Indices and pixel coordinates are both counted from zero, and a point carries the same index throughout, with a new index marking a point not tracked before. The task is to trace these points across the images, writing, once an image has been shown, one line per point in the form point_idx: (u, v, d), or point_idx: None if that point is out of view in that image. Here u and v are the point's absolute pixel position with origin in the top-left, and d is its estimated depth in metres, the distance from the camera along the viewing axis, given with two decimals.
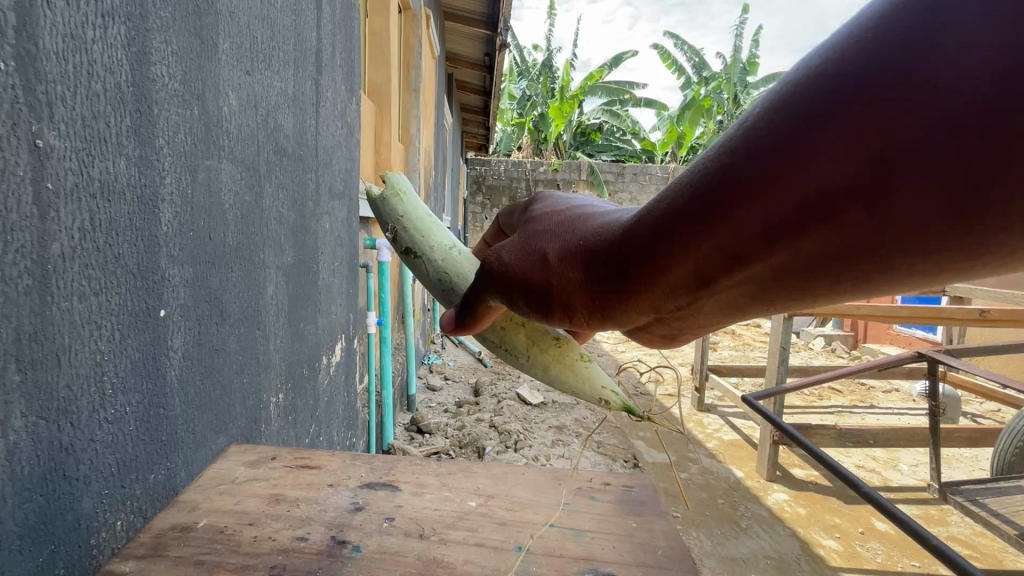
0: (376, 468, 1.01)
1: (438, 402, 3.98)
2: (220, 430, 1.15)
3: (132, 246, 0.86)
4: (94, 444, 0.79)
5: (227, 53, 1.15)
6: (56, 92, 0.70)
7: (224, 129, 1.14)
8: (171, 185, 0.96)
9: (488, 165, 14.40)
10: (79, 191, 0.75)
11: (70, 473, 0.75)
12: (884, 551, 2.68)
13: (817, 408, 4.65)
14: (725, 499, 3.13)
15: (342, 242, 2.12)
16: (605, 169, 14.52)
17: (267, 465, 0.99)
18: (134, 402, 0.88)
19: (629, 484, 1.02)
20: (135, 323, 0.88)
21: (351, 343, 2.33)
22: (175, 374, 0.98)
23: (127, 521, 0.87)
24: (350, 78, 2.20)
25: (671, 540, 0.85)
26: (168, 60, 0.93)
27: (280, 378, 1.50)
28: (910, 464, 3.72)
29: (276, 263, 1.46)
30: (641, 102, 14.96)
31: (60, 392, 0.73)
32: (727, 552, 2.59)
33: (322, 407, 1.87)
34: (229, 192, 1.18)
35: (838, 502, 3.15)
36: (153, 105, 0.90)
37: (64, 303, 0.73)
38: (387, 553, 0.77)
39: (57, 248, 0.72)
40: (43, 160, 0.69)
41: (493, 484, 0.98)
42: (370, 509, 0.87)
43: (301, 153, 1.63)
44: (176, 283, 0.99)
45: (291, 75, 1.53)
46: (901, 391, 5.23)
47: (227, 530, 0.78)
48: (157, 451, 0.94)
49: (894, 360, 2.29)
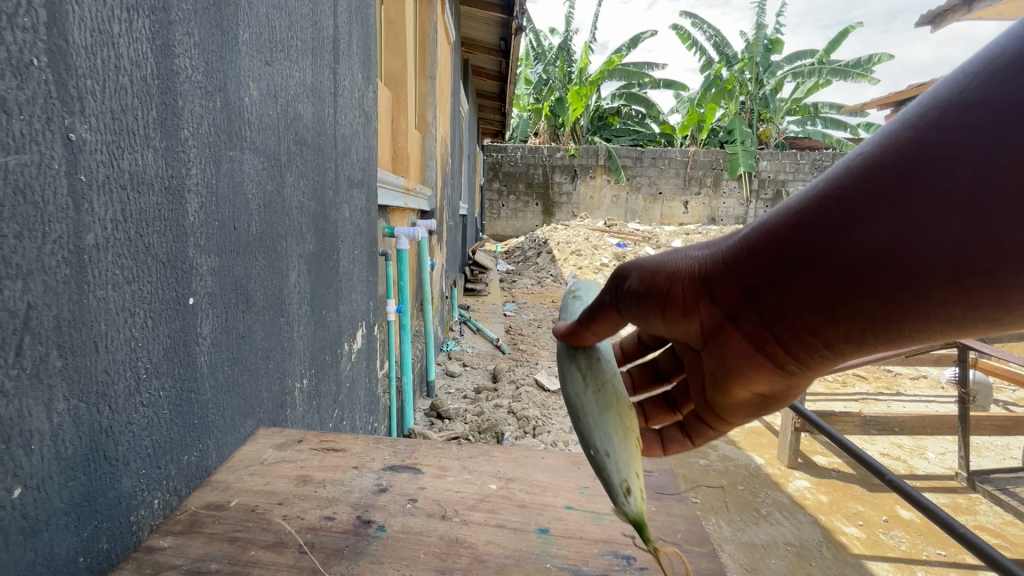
0: (399, 451, 1.03)
1: (456, 388, 4.02)
2: (248, 414, 1.19)
3: (161, 236, 0.89)
4: (131, 426, 0.83)
5: (247, 43, 1.16)
6: (86, 86, 0.72)
7: (246, 120, 1.16)
8: (197, 176, 0.98)
9: (504, 151, 14.30)
10: (110, 183, 0.77)
11: (110, 454, 0.79)
12: (909, 539, 2.65)
13: (840, 395, 4.57)
14: (745, 485, 3.11)
15: (362, 230, 2.15)
16: (623, 154, 14.32)
17: (295, 448, 1.02)
18: (167, 386, 0.91)
19: (649, 469, 1.03)
20: (166, 310, 0.90)
21: (372, 330, 2.37)
22: (204, 359, 1.02)
23: (164, 499, 0.91)
24: (367, 67, 2.20)
25: (690, 524, 0.86)
26: (190, 52, 0.95)
27: (304, 363, 1.53)
28: (937, 452, 3.64)
29: (298, 252, 1.49)
30: (660, 85, 14.65)
31: (98, 377, 0.76)
32: (747, 538, 2.59)
33: (344, 392, 1.91)
34: (251, 182, 1.20)
35: (861, 490, 3.11)
36: (178, 97, 0.92)
37: (99, 292, 0.76)
38: (411, 533, 0.79)
39: (92, 238, 0.74)
40: (76, 153, 0.71)
41: (513, 467, 1.00)
42: (394, 490, 0.89)
43: (320, 143, 1.65)
44: (203, 271, 1.01)
45: (309, 64, 1.54)
46: (929, 377, 5.11)
47: (258, 509, 0.81)
48: (190, 433, 0.97)
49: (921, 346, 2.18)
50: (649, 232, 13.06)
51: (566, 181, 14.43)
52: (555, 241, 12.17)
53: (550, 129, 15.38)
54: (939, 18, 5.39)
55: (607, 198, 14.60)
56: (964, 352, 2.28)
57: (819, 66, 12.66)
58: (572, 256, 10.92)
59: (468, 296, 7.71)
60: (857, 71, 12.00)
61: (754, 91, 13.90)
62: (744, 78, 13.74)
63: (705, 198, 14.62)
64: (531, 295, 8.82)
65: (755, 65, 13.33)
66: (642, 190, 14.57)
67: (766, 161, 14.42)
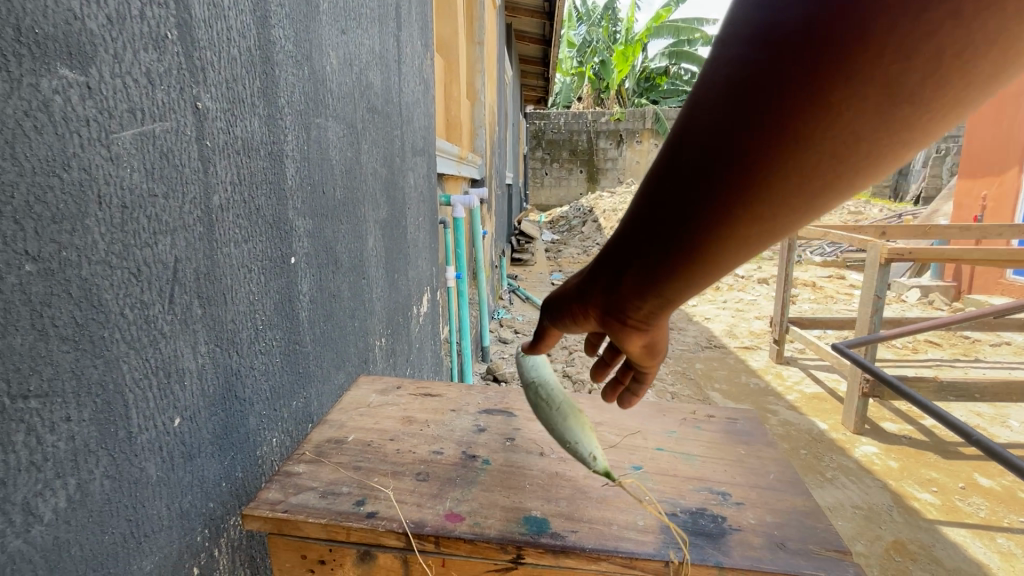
0: (490, 396, 1.09)
1: (511, 353, 4.12)
2: (341, 367, 1.28)
3: (267, 199, 0.96)
4: (253, 371, 0.92)
5: (327, 12, 1.20)
6: (207, 57, 0.78)
7: (328, 88, 1.21)
8: (292, 142, 1.05)
9: (547, 118, 14.03)
10: (228, 149, 0.84)
11: (240, 394, 0.88)
12: (988, 506, 2.54)
13: (911, 361, 4.35)
14: (808, 449, 3.06)
15: (424, 197, 2.20)
16: (671, 116, 13.73)
17: (395, 393, 1.10)
18: (278, 337, 1.00)
19: (734, 417, 1.04)
20: (274, 268, 0.98)
21: (435, 294, 2.45)
22: (305, 315, 1.10)
23: (281, 438, 1.01)
24: (425, 33, 2.22)
25: (782, 466, 0.87)
26: (283, 22, 1.00)
27: (382, 323, 1.62)
28: (1022, 420, 3.43)
29: (374, 217, 1.55)
30: (711, 40, 13.82)
31: (228, 324, 0.85)
32: (813, 501, 2.56)
33: (414, 352, 2.01)
34: (335, 149, 1.26)
35: (935, 457, 2.98)
36: (274, 67, 0.97)
37: (225, 249, 0.84)
38: (513, 466, 0.85)
39: (217, 200, 0.82)
40: (202, 120, 0.77)
41: (599, 412, 1.03)
42: (491, 430, 0.95)
43: (388, 111, 1.70)
44: (301, 233, 1.09)
45: (377, 32, 1.57)
46: (1013, 343, 4.76)
47: (373, 443, 0.89)
48: (296, 381, 1.07)
49: (1005, 311, 2.07)
50: None
51: (611, 146, 14.06)
52: (600, 209, 11.96)
53: (595, 93, 14.92)
54: None
55: None
56: None
57: None
58: (619, 224, 10.74)
59: (516, 266, 7.77)
60: None
61: None
62: None
63: None
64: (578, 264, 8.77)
65: None
66: None
67: None
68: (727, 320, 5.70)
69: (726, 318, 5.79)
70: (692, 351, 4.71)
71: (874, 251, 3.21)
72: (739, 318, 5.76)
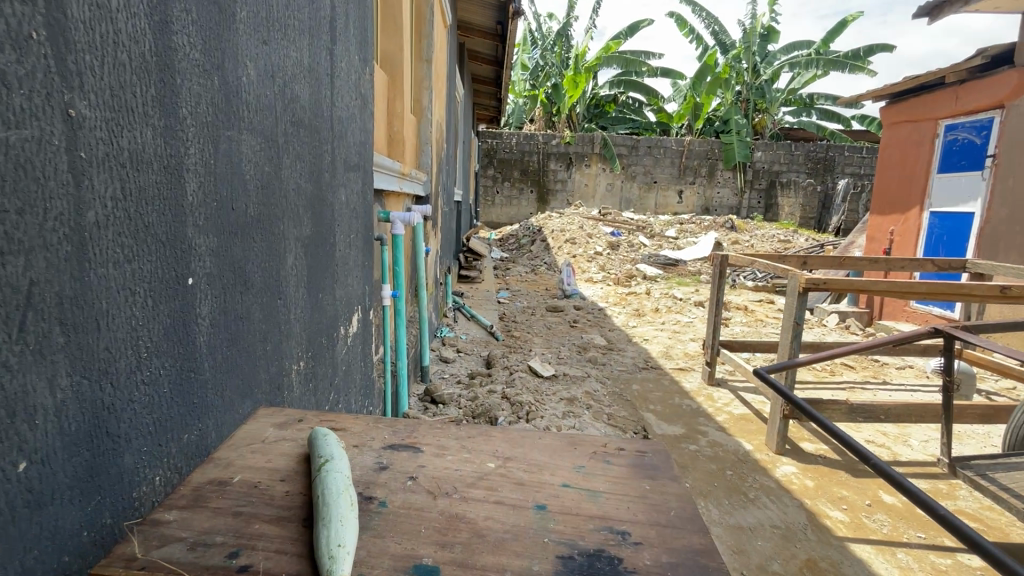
0: (398, 431, 1.10)
1: (450, 373, 4.06)
2: (248, 395, 1.19)
3: (161, 215, 0.88)
4: (132, 404, 0.83)
5: (244, 22, 1.15)
6: (84, 61, 0.72)
7: (244, 99, 1.15)
8: (195, 155, 0.98)
9: (499, 138, 14.23)
10: (109, 161, 0.77)
11: (112, 430, 0.79)
12: (891, 522, 2.72)
13: (828, 383, 4.65)
14: (733, 470, 3.18)
15: (358, 215, 2.14)
16: (619, 142, 14.28)
17: (295, 427, 1.13)
18: (167, 365, 0.91)
19: (643, 450, 1.07)
20: (165, 290, 0.90)
21: (368, 314, 2.38)
22: (203, 340, 1.02)
23: (165, 477, 0.91)
24: (364, 49, 2.18)
25: (683, 502, 0.88)
26: (188, 29, 0.94)
27: (301, 346, 1.54)
28: (921, 439, 3.73)
29: (295, 235, 1.48)
30: (657, 73, 14.56)
31: (100, 353, 0.76)
32: (734, 521, 2.66)
33: (340, 375, 1.92)
34: (249, 163, 1.20)
35: (846, 475, 3.18)
36: (176, 75, 0.91)
37: (100, 269, 0.76)
38: (411, 508, 0.84)
39: (93, 216, 0.74)
40: (75, 129, 0.71)
41: (510, 447, 1.04)
42: (394, 468, 0.95)
43: (317, 125, 1.64)
44: (202, 252, 1.01)
45: (307, 45, 1.52)
46: (915, 367, 5.21)
47: (259, 485, 0.90)
48: (190, 413, 0.98)
49: (912, 334, 2.16)
50: (644, 221, 13.07)
51: (561, 168, 14.40)
52: (549, 229, 12.15)
53: (546, 116, 15.28)
54: (937, 9, 5.38)
55: (602, 187, 14.59)
56: (947, 341, 2.31)
57: (815, 57, 12.63)
58: (567, 244, 10.97)
59: (462, 283, 7.72)
60: (854, 61, 11.97)
61: (750, 80, 13.86)
62: (741, 67, 13.69)
63: (699, 187, 14.63)
64: (525, 283, 8.83)
65: (752, 54, 13.27)
66: (637, 179, 14.55)
67: (761, 151, 14.42)
68: (664, 342, 5.89)
69: (664, 339, 5.99)
70: (630, 372, 4.83)
71: (794, 280, 3.42)
72: (676, 340, 5.97)
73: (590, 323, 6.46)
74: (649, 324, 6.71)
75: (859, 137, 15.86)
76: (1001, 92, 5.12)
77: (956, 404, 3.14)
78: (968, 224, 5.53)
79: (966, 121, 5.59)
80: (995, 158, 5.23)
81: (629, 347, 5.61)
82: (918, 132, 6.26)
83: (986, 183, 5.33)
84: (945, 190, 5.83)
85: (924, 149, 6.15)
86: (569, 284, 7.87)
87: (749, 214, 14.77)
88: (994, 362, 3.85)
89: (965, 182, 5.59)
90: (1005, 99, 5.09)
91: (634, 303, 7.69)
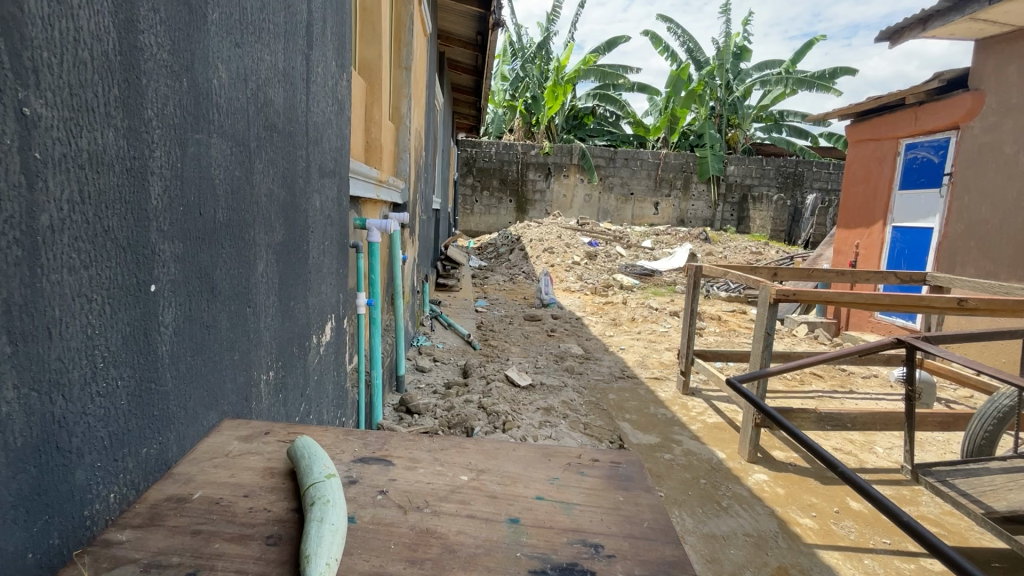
0: (369, 443, 1.08)
1: (426, 382, 4.00)
2: (212, 406, 1.15)
3: (122, 220, 0.85)
4: (86, 417, 0.79)
5: (216, 23, 1.12)
6: (41, 58, 0.70)
7: (214, 102, 1.12)
8: (161, 158, 0.95)
9: (478, 147, 14.28)
10: (67, 162, 0.74)
11: (63, 445, 0.75)
12: (858, 528, 2.79)
13: (798, 392, 4.77)
14: (707, 478, 3.21)
15: (332, 221, 2.10)
16: (597, 154, 14.49)
17: (260, 440, 1.10)
18: (126, 376, 0.87)
19: (617, 460, 1.07)
20: (126, 298, 0.87)
21: (341, 323, 2.33)
22: (166, 349, 0.98)
23: (121, 494, 0.87)
24: (341, 54, 2.16)
25: (656, 513, 0.88)
26: (156, 29, 0.91)
27: (271, 355, 1.50)
28: (885, 446, 3.84)
29: (266, 241, 1.44)
30: (634, 86, 14.85)
31: (51, 363, 0.73)
32: (708, 529, 2.69)
33: (312, 386, 1.87)
34: (219, 167, 1.17)
35: (815, 483, 3.25)
36: (142, 75, 0.88)
37: (54, 276, 0.73)
38: (380, 524, 0.82)
39: (46, 219, 0.71)
40: (30, 128, 0.68)
41: (484, 459, 1.03)
42: (363, 482, 0.92)
43: (291, 131, 1.61)
44: (166, 259, 0.97)
45: (282, 49, 1.50)
46: (880, 376, 5.38)
47: (222, 502, 0.87)
48: (150, 426, 0.94)
49: (875, 344, 2.22)
50: (621, 231, 13.25)
51: (540, 178, 14.52)
52: (527, 238, 12.20)
53: (525, 126, 15.39)
54: (898, 34, 5.65)
55: (580, 197, 14.74)
56: (909, 351, 2.38)
57: (785, 76, 13.09)
58: (545, 254, 11.03)
59: (440, 291, 7.66)
60: (821, 81, 12.44)
61: (723, 96, 14.26)
62: (714, 83, 14.08)
63: (675, 200, 14.93)
64: (503, 291, 8.82)
65: (725, 71, 13.67)
66: (615, 190, 14.76)
67: (734, 166, 14.80)
68: (640, 351, 5.95)
69: (640, 349, 6.05)
70: (606, 381, 4.85)
71: (765, 291, 3.51)
72: (652, 349, 6.04)
73: (567, 332, 6.48)
74: (625, 333, 6.77)
75: (826, 153, 16.45)
76: (957, 114, 5.38)
77: (918, 412, 3.24)
78: (928, 238, 5.77)
79: (925, 140, 5.86)
80: (952, 177, 5.48)
81: (606, 356, 5.65)
82: (881, 150, 6.53)
83: (943, 200, 5.57)
84: (907, 206, 6.08)
85: (886, 166, 6.41)
86: (546, 293, 7.89)
87: (723, 226, 15.13)
88: (952, 372, 4.00)
89: (924, 198, 5.84)
90: (960, 120, 5.36)
91: (611, 312, 7.75)
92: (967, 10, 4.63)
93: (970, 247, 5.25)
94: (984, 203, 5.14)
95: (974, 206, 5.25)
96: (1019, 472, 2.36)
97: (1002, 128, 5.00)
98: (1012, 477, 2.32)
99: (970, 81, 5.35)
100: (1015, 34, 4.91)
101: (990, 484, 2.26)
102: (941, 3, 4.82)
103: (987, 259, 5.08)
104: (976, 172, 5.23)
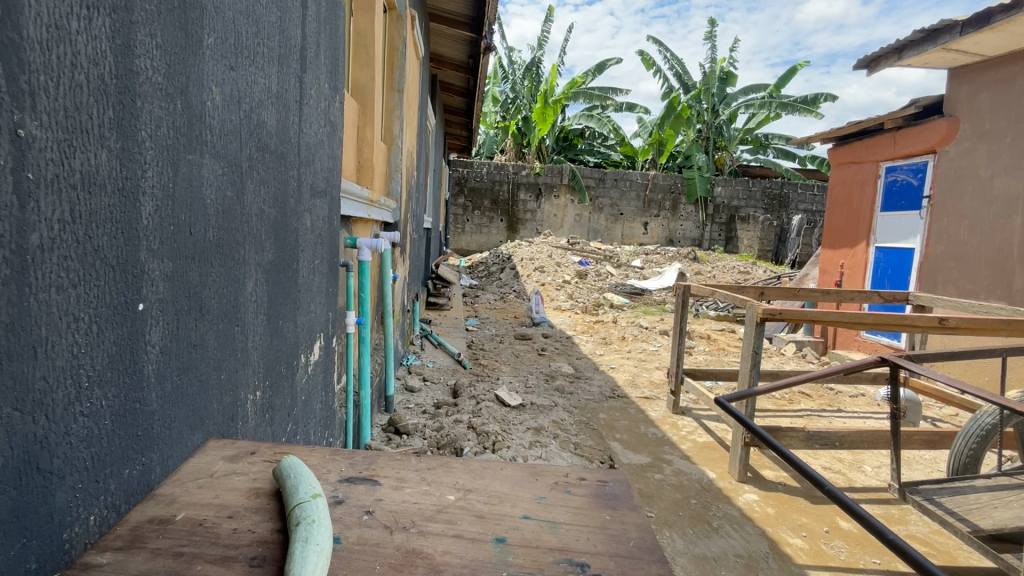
0: (356, 463, 1.07)
1: (415, 403, 3.96)
2: (197, 426, 1.14)
3: (111, 239, 0.85)
4: (68, 437, 0.79)
5: (211, 47, 1.14)
6: (38, 81, 0.71)
7: (207, 124, 1.14)
8: (153, 178, 0.96)
9: (470, 167, 14.42)
10: (59, 183, 0.75)
11: (44, 466, 0.75)
12: (848, 549, 2.78)
13: (788, 411, 4.79)
14: (698, 499, 3.20)
15: (323, 241, 2.12)
16: (587, 174, 14.74)
17: (246, 460, 1.09)
18: (110, 396, 0.87)
19: (604, 479, 1.07)
20: (113, 316, 0.86)
21: (330, 342, 2.33)
22: (152, 369, 0.97)
23: (101, 516, 0.86)
24: (335, 77, 2.20)
25: (643, 532, 0.89)
26: (153, 53, 0.93)
27: (258, 375, 1.49)
28: (874, 465, 3.86)
29: (256, 260, 1.45)
30: (623, 108, 15.16)
31: (36, 384, 0.73)
32: (699, 551, 2.67)
33: (298, 406, 1.85)
34: (211, 187, 1.18)
35: (805, 503, 3.24)
36: (137, 98, 0.90)
37: (41, 295, 0.73)
38: (366, 545, 0.82)
39: (36, 238, 0.72)
40: (24, 149, 0.70)
41: (472, 479, 1.03)
42: (349, 503, 0.92)
43: (283, 151, 1.63)
44: (155, 277, 0.97)
45: (276, 72, 1.53)
46: (867, 395, 5.41)
47: (206, 523, 0.86)
48: (134, 446, 0.92)
49: (861, 363, 2.19)
50: (612, 250, 13.38)
51: (530, 199, 14.69)
52: (519, 257, 12.26)
53: (517, 146, 15.62)
54: (874, 62, 5.85)
55: (570, 217, 14.91)
56: (892, 369, 2.38)
57: (769, 101, 13.49)
58: (536, 273, 11.14)
59: (431, 310, 7.64)
60: (803, 106, 12.81)
61: (710, 120, 14.58)
62: (701, 107, 14.44)
63: (664, 220, 15.14)
64: (493, 311, 8.82)
65: (712, 95, 14.00)
66: (605, 211, 14.95)
67: (721, 187, 15.08)
68: (631, 370, 5.95)
69: (630, 368, 6.05)
70: (596, 401, 4.83)
71: (752, 310, 3.52)
72: (642, 368, 6.06)
73: (558, 351, 6.47)
74: (615, 352, 6.77)
75: (810, 175, 16.88)
76: (933, 139, 5.56)
77: (905, 431, 3.26)
78: (909, 258, 5.89)
79: (904, 164, 6.03)
80: (930, 199, 5.63)
81: (597, 375, 5.64)
82: (862, 173, 6.70)
83: (923, 221, 5.71)
84: (889, 227, 6.21)
85: (868, 189, 6.58)
86: (538, 312, 7.88)
87: (711, 246, 15.35)
88: (937, 391, 4.05)
89: (905, 220, 5.98)
90: (937, 145, 5.54)
91: (602, 332, 7.77)
92: (939, 40, 4.82)
93: (950, 268, 5.37)
94: (962, 225, 5.28)
95: (952, 227, 5.38)
96: (1004, 489, 2.37)
97: (977, 152, 5.17)
98: (997, 494, 2.33)
99: (945, 107, 5.54)
100: (987, 64, 5.12)
101: (976, 502, 2.28)
102: (915, 33, 5.01)
103: (966, 278, 5.19)
104: (953, 194, 5.38)
